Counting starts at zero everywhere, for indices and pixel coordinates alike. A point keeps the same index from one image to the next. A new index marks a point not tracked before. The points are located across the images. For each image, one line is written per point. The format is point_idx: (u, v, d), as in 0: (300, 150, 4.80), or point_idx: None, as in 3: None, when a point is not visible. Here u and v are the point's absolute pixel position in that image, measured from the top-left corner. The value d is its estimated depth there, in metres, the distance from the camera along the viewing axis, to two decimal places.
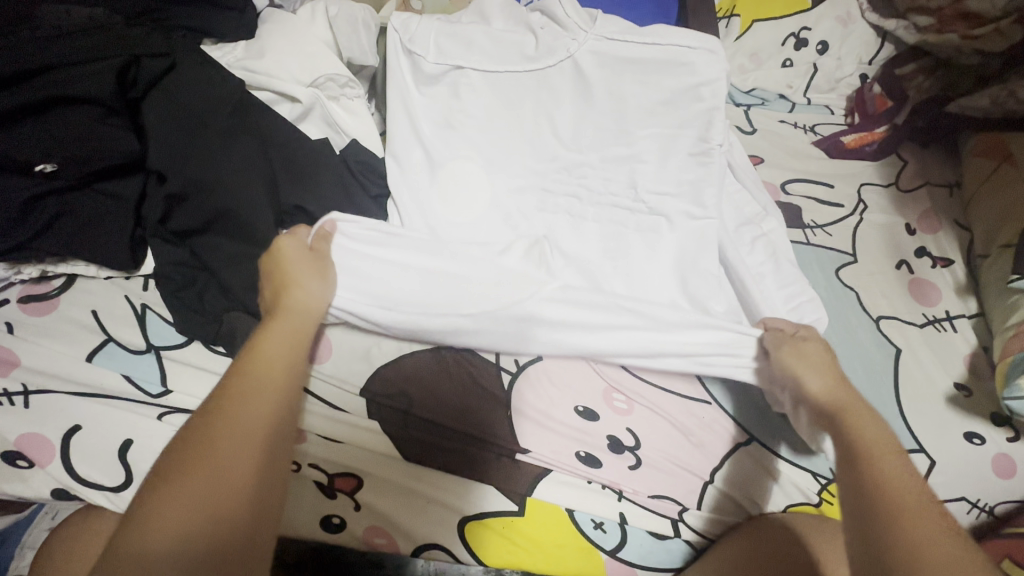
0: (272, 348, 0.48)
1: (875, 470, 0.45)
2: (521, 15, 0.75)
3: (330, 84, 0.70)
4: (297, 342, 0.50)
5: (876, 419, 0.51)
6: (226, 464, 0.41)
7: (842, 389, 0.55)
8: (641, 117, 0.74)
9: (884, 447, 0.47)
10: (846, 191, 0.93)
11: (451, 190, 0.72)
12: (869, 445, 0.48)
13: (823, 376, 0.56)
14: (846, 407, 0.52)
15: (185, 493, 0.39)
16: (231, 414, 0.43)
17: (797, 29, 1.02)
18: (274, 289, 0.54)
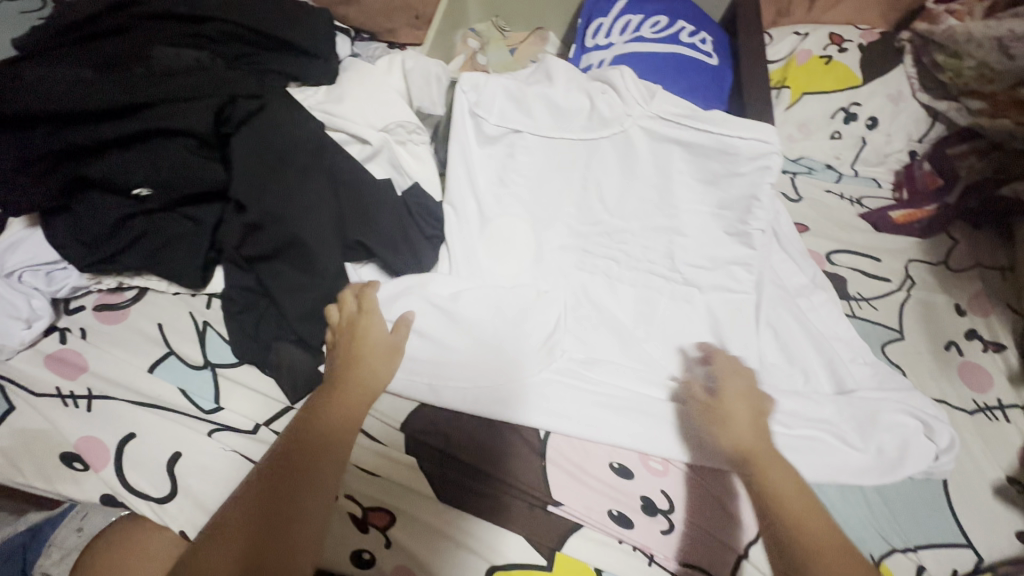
0: (319, 428, 0.57)
1: (763, 484, 0.56)
2: (581, 82, 0.75)
3: (400, 130, 0.75)
4: (335, 428, 0.57)
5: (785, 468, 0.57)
6: (269, 535, 0.51)
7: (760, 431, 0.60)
8: (688, 194, 0.77)
9: (757, 454, 0.58)
10: (893, 266, 0.93)
11: (499, 244, 0.77)
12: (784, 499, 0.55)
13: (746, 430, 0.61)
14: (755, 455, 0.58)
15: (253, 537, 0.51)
16: (279, 490, 0.53)
17: (846, 104, 1.03)
18: (364, 368, 0.61)
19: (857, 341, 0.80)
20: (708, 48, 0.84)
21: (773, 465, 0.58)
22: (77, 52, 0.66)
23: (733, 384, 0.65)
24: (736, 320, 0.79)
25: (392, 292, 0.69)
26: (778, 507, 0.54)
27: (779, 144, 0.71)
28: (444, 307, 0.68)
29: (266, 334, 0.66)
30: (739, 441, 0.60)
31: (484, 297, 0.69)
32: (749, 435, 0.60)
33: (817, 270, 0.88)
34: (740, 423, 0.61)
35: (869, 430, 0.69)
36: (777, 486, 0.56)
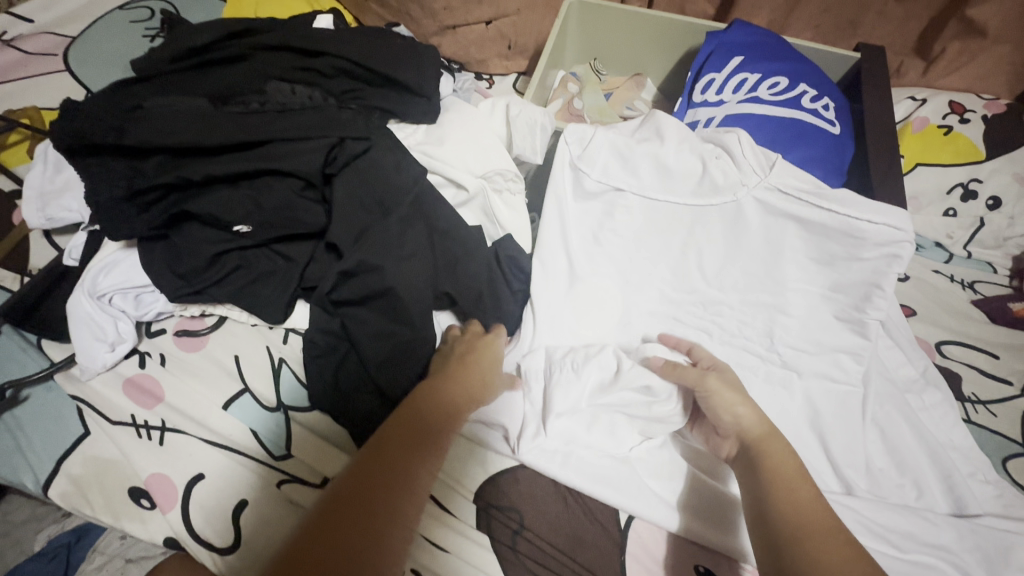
0: (433, 398, 0.54)
1: (789, 498, 0.49)
2: (695, 143, 0.70)
3: (497, 178, 0.72)
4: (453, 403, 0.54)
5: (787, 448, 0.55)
6: (383, 487, 0.43)
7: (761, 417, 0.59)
8: (798, 273, 0.71)
9: (796, 476, 0.51)
10: (1014, 365, 0.83)
11: (586, 306, 0.72)
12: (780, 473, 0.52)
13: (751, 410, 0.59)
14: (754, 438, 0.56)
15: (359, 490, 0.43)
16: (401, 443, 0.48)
17: (966, 180, 0.95)
18: (481, 358, 0.61)
19: (978, 454, 0.71)
20: (831, 116, 0.78)
21: (800, 485, 0.50)
22: (196, 77, 0.67)
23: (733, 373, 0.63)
24: (840, 415, 0.70)
25: None
26: (788, 521, 0.47)
27: (912, 234, 0.65)
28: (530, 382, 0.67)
29: (343, 383, 0.62)
30: (743, 425, 0.58)
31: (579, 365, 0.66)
32: (790, 461, 0.53)
33: (929, 363, 0.80)
34: (779, 450, 0.54)
35: (997, 567, 0.59)
36: (800, 503, 0.48)
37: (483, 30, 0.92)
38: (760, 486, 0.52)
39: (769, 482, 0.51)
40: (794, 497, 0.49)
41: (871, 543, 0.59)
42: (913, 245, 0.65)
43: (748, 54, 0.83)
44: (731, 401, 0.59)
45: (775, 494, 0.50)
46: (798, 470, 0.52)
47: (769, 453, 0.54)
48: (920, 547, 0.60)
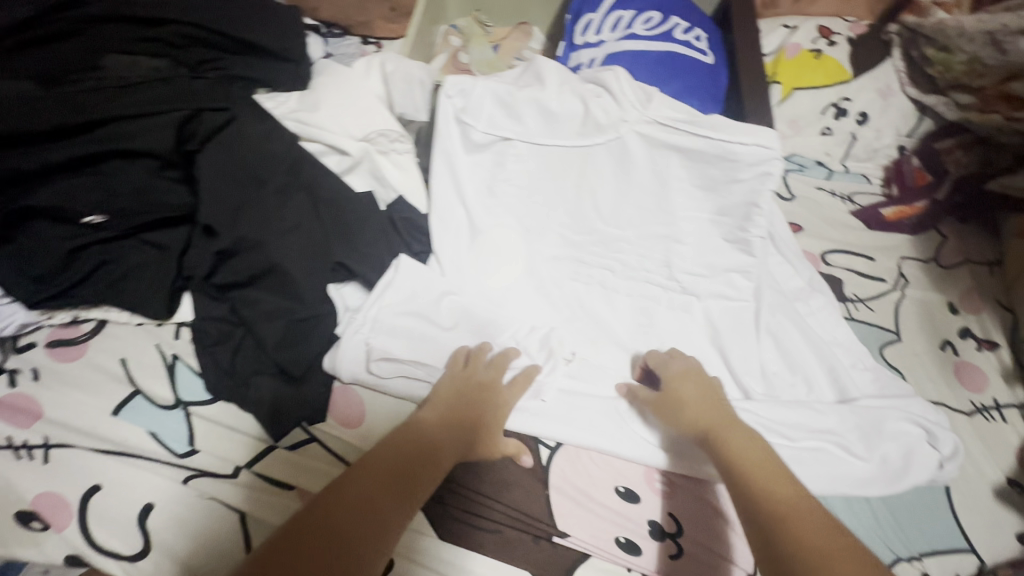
0: (431, 434, 0.57)
1: (761, 480, 0.51)
2: (573, 84, 0.71)
3: (381, 139, 0.70)
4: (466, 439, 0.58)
5: (742, 429, 0.57)
6: (371, 520, 0.47)
7: (709, 404, 0.61)
8: (685, 203, 0.75)
9: (762, 463, 0.53)
10: (887, 265, 0.92)
11: (489, 257, 0.72)
12: (743, 462, 0.54)
13: (700, 398, 0.61)
14: (707, 424, 0.59)
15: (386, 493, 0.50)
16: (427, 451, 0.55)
17: (837, 99, 1.01)
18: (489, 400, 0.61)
19: (859, 346, 0.78)
20: (703, 46, 0.81)
21: (765, 469, 0.52)
22: (19, 57, 0.59)
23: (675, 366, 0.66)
24: (737, 328, 0.75)
25: (401, 324, 0.65)
26: (768, 504, 0.48)
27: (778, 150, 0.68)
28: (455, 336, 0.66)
29: (243, 370, 0.60)
30: (693, 420, 0.60)
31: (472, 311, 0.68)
32: (746, 453, 0.54)
33: (813, 272, 0.87)
34: (735, 439, 0.56)
35: (873, 440, 0.66)
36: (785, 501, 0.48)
37: None
38: (730, 473, 0.53)
39: (737, 471, 0.53)
40: (773, 498, 0.49)
41: (768, 439, 0.65)
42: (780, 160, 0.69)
43: None
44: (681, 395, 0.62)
45: (758, 497, 0.49)
46: (762, 465, 0.53)
47: (726, 442, 0.56)
48: (812, 435, 0.66)
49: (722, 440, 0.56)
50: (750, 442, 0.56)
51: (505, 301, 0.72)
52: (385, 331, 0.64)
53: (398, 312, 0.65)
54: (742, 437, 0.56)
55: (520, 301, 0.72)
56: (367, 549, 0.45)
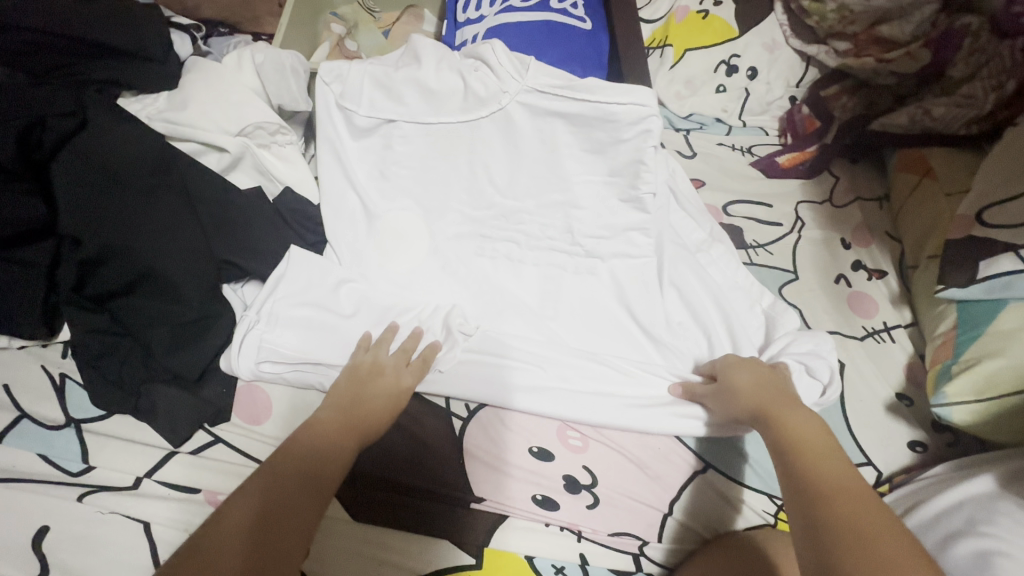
0: (323, 429, 0.54)
1: (811, 468, 0.50)
2: (452, 60, 0.71)
3: (259, 132, 0.68)
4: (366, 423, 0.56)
5: (803, 410, 0.56)
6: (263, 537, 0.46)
7: (763, 389, 0.60)
8: (575, 169, 0.76)
9: (820, 449, 0.52)
10: (784, 210, 0.96)
11: (388, 242, 0.71)
12: (810, 445, 0.52)
13: (754, 382, 0.61)
14: (766, 408, 0.58)
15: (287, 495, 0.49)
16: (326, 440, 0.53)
17: (727, 57, 1.05)
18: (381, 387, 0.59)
19: (756, 288, 0.82)
20: (580, 13, 0.83)
21: (819, 454, 0.51)
22: None
23: (728, 362, 0.66)
24: (642, 285, 0.76)
25: (298, 315, 0.65)
26: (818, 496, 0.47)
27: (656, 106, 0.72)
28: (354, 321, 0.66)
29: (131, 380, 0.59)
30: (752, 404, 0.59)
31: (371, 297, 0.68)
32: (813, 434, 0.53)
33: (715, 224, 0.90)
34: (796, 421, 0.55)
35: None
36: (834, 486, 0.48)
37: None
38: (785, 460, 0.52)
39: (791, 457, 0.52)
40: (824, 480, 0.49)
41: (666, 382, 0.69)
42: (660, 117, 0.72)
43: None
44: (741, 382, 0.62)
45: (806, 478, 0.49)
46: (832, 450, 0.52)
47: (787, 423, 0.55)
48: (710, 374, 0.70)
49: (781, 422, 0.55)
50: (812, 424, 0.55)
51: (407, 283, 0.71)
52: (282, 324, 0.64)
53: (292, 304, 0.65)
54: (806, 419, 0.55)
55: (423, 283, 0.71)
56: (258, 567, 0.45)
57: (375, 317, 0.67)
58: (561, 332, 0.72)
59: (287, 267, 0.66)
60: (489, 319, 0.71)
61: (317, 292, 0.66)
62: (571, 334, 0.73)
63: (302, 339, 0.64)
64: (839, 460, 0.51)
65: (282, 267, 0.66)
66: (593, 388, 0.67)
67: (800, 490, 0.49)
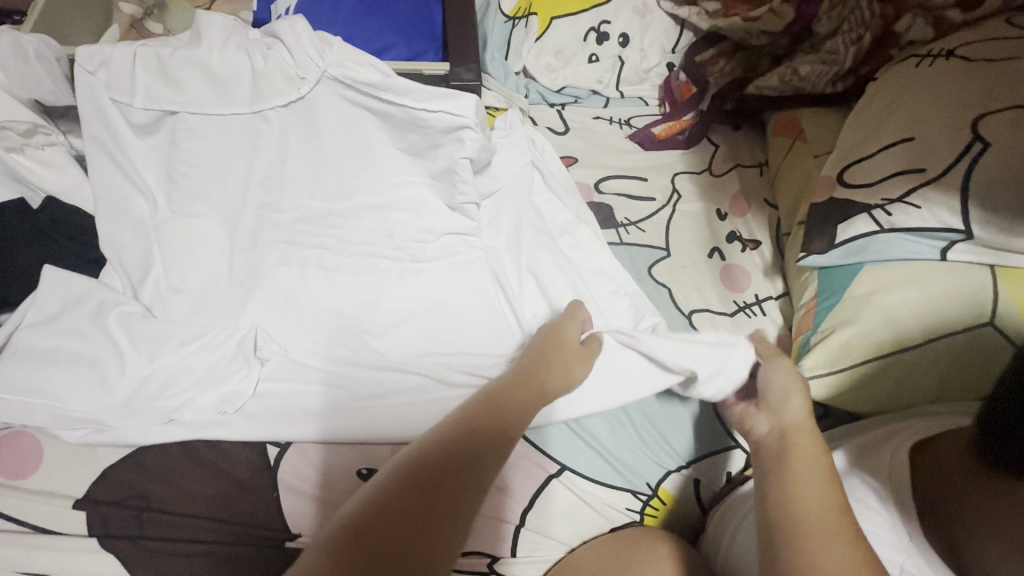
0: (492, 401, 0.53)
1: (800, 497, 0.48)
2: (244, 41, 0.63)
3: (7, 134, 0.58)
4: (536, 399, 0.56)
5: (818, 443, 0.52)
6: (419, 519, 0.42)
7: (806, 413, 0.55)
8: (397, 165, 0.70)
9: (819, 479, 0.49)
10: (659, 183, 0.91)
11: (176, 256, 0.64)
12: (808, 473, 0.49)
13: (804, 404, 0.56)
14: (792, 432, 0.53)
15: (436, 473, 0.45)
16: (500, 415, 0.52)
17: (596, 23, 0.98)
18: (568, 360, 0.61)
19: (621, 273, 0.77)
20: None
21: (822, 486, 0.48)
22: None
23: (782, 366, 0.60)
24: (471, 285, 0.72)
25: (45, 347, 0.56)
26: (797, 526, 0.46)
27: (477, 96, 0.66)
28: (125, 357, 0.57)
29: None
30: (785, 420, 0.55)
31: (139, 325, 0.59)
32: (818, 463, 0.50)
33: (581, 203, 0.83)
34: (809, 451, 0.51)
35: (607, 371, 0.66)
36: (814, 519, 0.46)
37: None
38: (774, 482, 0.50)
39: (788, 484, 0.49)
40: (810, 510, 0.47)
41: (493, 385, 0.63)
42: (474, 129, 0.66)
43: None
44: (791, 387, 0.57)
45: (793, 503, 0.47)
46: (831, 485, 0.49)
47: (800, 451, 0.51)
48: None
49: (796, 449, 0.51)
50: (824, 458, 0.51)
51: (196, 305, 0.63)
52: (27, 360, 0.55)
53: (44, 335, 0.56)
54: (813, 448, 0.52)
55: (217, 303, 0.64)
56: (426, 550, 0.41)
57: (149, 353, 0.58)
58: (378, 345, 0.66)
59: (39, 293, 0.57)
60: (297, 337, 0.65)
61: (77, 321, 0.57)
62: (388, 344, 0.67)
63: (52, 375, 0.55)
64: (828, 490, 0.48)
65: (35, 295, 0.57)
66: (399, 410, 0.61)
67: (780, 510, 0.47)
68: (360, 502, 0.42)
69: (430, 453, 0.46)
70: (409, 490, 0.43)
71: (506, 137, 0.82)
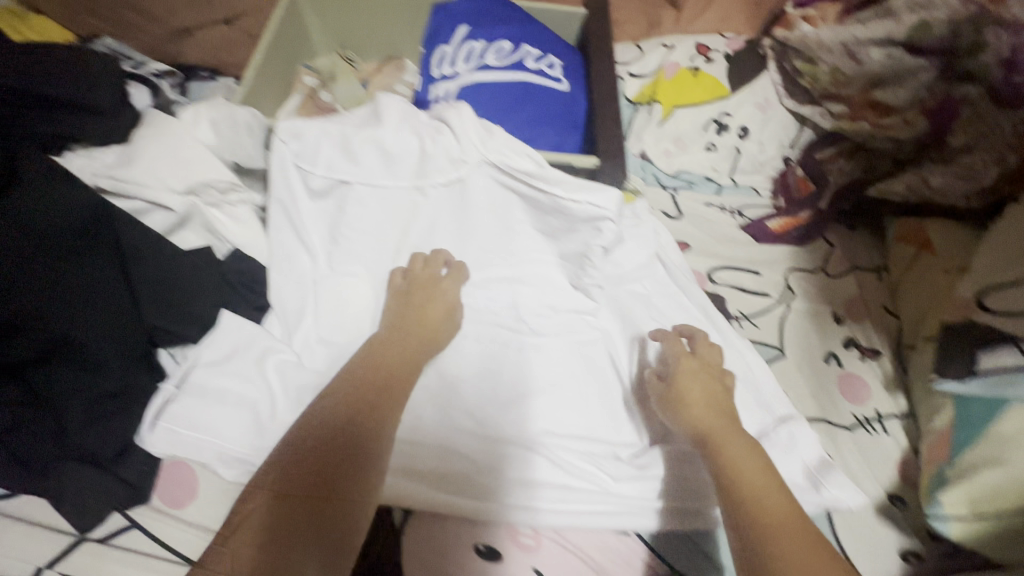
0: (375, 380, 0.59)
1: (752, 497, 0.52)
2: (414, 122, 0.69)
3: (210, 191, 0.66)
4: (435, 333, 0.66)
5: (742, 442, 0.58)
6: (338, 491, 0.48)
7: (713, 410, 0.62)
8: (531, 243, 0.74)
9: (757, 487, 0.53)
10: (772, 278, 0.91)
11: (327, 310, 0.69)
12: (744, 481, 0.54)
13: (706, 397, 0.63)
14: (711, 433, 0.59)
15: (319, 480, 0.48)
16: (385, 367, 0.61)
17: (717, 115, 1.02)
18: (434, 299, 0.68)
19: (745, 371, 0.77)
20: (556, 73, 0.79)
21: (767, 489, 0.53)
22: None
23: (686, 370, 0.66)
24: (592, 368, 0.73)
25: (215, 387, 0.62)
26: (752, 511, 0.51)
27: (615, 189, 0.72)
28: (277, 403, 0.62)
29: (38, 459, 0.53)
30: (700, 419, 0.61)
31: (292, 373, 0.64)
32: (760, 476, 0.54)
33: (705, 299, 0.85)
34: (732, 449, 0.57)
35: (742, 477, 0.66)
36: (783, 515, 0.50)
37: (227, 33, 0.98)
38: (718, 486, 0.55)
39: (726, 478, 0.55)
40: (762, 503, 0.51)
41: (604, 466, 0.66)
42: (612, 220, 0.73)
43: (473, 21, 0.80)
44: (695, 389, 0.64)
45: (740, 503, 0.52)
46: (767, 480, 0.54)
47: (722, 453, 0.57)
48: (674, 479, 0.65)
49: (721, 451, 0.57)
50: (750, 456, 0.56)
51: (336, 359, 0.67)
52: (201, 396, 0.61)
53: (217, 375, 0.62)
54: (753, 462, 0.56)
55: None
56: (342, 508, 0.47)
57: (298, 401, 0.62)
58: (497, 417, 0.67)
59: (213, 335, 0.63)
60: (423, 398, 0.67)
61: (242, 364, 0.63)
62: (508, 417, 0.68)
63: (218, 414, 0.60)
64: (763, 467, 0.55)
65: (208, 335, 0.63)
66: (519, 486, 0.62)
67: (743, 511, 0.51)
68: (273, 482, 0.49)
69: (304, 453, 0.51)
70: (310, 470, 0.49)
71: (635, 227, 0.86)
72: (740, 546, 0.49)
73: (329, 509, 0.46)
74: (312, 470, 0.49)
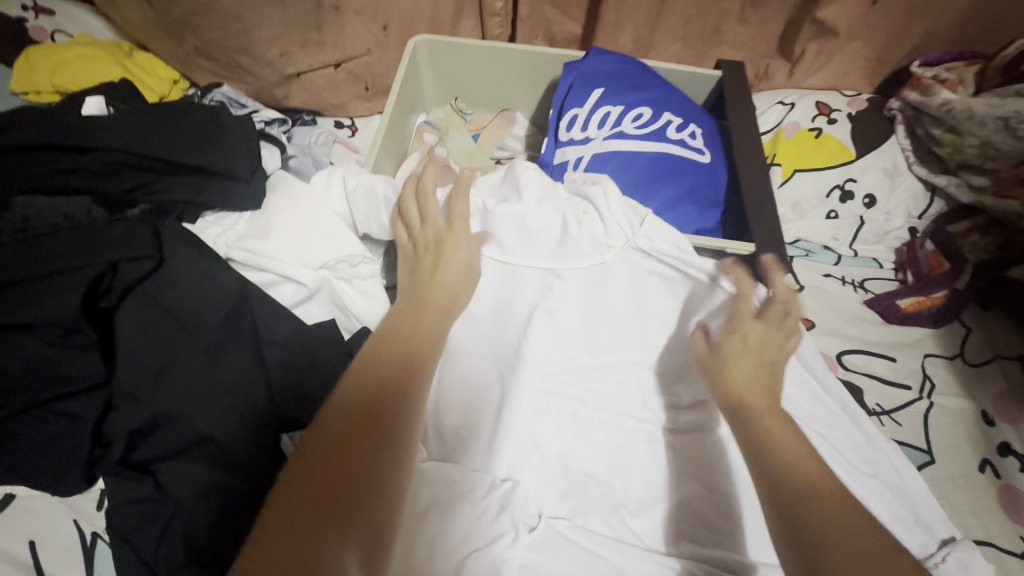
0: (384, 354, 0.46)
1: (805, 483, 0.42)
2: (561, 206, 0.68)
3: (342, 265, 0.62)
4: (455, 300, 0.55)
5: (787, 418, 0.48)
6: (351, 477, 0.37)
7: (757, 378, 0.51)
8: (664, 329, 0.68)
9: (813, 482, 0.42)
10: (910, 366, 0.84)
11: (451, 392, 0.63)
12: (801, 468, 0.43)
13: (750, 369, 0.51)
14: (748, 404, 0.49)
15: (331, 466, 0.37)
16: (405, 337, 0.49)
17: (841, 181, 0.95)
18: (455, 269, 0.57)
19: (903, 486, 0.67)
20: (698, 144, 0.75)
21: (813, 473, 0.43)
22: None
23: (737, 341, 0.54)
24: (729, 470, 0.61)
25: None
26: (794, 494, 0.41)
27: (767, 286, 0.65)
28: None
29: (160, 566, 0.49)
30: (739, 391, 0.50)
31: None
32: (811, 466, 0.43)
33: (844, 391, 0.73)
34: (776, 425, 0.47)
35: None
36: (833, 514, 0.40)
37: (333, 75, 0.94)
38: (758, 464, 0.45)
39: (774, 469, 0.43)
40: (818, 503, 0.40)
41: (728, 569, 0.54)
42: None
43: (611, 84, 0.76)
44: (739, 354, 0.53)
45: (791, 488, 0.42)
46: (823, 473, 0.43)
47: (767, 427, 0.47)
48: None
49: (762, 422, 0.47)
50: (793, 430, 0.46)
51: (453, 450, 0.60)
52: None
53: None
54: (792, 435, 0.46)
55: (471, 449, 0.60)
56: (370, 490, 0.37)
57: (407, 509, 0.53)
58: (631, 519, 0.61)
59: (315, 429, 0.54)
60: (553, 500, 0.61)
61: None
62: (646, 526, 0.60)
63: None
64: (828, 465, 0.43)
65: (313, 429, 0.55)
66: None
67: (777, 493, 0.42)
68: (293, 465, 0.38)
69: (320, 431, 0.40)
70: (321, 448, 0.39)
71: None
72: (795, 548, 0.39)
73: (364, 472, 0.38)
74: (321, 444, 0.39)
